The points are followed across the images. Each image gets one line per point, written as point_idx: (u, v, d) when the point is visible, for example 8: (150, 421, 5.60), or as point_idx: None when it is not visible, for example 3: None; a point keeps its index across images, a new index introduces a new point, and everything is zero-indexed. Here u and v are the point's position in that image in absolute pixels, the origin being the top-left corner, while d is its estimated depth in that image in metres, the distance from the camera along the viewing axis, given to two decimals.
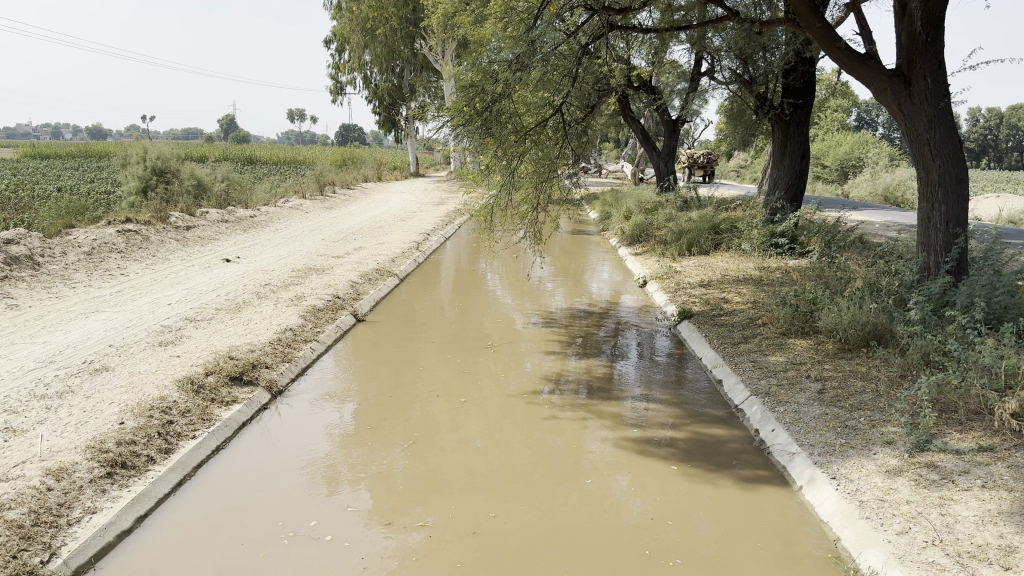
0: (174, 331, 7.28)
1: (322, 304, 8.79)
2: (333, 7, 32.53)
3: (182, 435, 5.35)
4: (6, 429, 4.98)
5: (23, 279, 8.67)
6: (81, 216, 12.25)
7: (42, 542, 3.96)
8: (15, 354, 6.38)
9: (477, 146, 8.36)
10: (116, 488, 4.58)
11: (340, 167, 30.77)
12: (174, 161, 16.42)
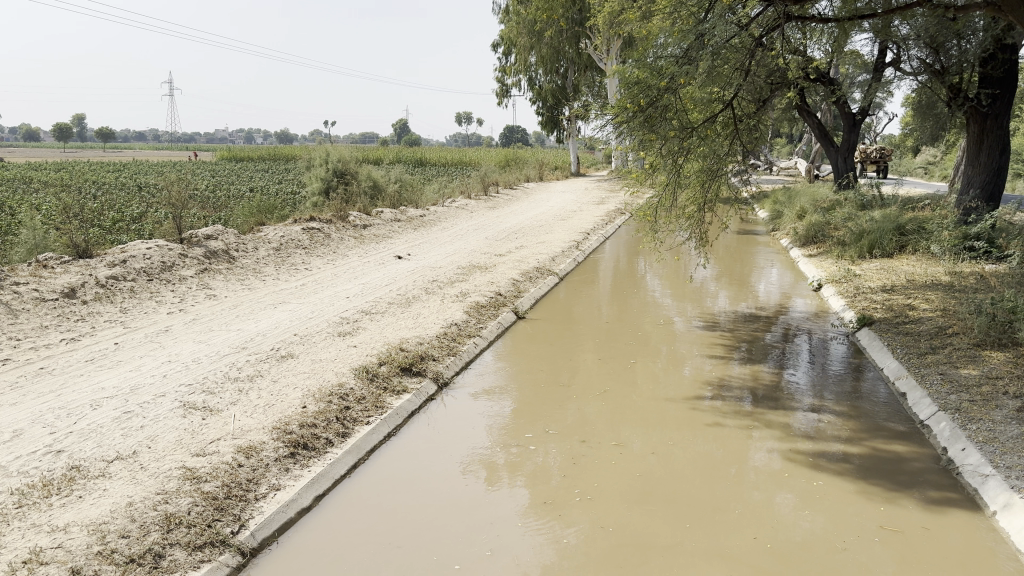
0: (350, 323, 7.71)
1: (486, 301, 9.00)
2: (501, 12, 33.34)
3: (357, 421, 5.64)
4: (204, 408, 5.46)
5: (221, 271, 9.50)
6: (271, 215, 13.29)
7: (233, 514, 4.31)
8: (213, 339, 6.99)
9: (640, 144, 8.23)
10: (298, 468, 4.91)
11: (503, 168, 31.49)
12: (353, 164, 17.45)
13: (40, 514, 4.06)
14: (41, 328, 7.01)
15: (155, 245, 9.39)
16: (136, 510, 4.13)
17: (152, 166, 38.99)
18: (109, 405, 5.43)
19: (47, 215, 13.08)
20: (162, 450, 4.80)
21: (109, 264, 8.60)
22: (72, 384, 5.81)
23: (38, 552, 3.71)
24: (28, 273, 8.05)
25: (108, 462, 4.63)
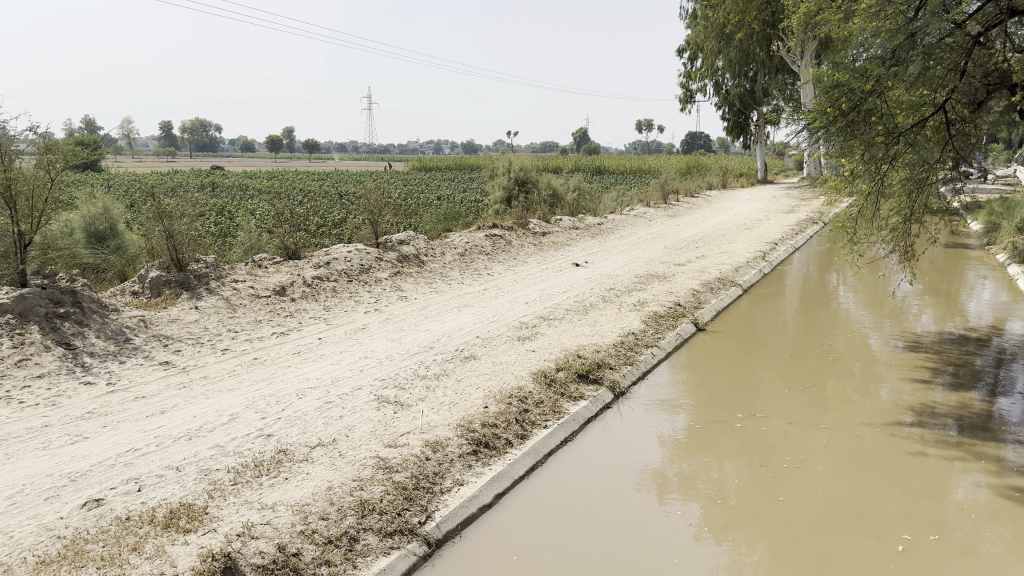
0: (530, 328, 7.88)
1: (665, 311, 8.89)
2: (687, 17, 32.82)
3: (536, 424, 5.76)
4: (395, 402, 5.78)
5: (411, 275, 10.04)
6: (457, 221, 13.90)
7: (421, 505, 4.53)
8: (404, 338, 7.40)
9: (841, 150, 7.96)
10: (480, 465, 5.08)
11: (685, 176, 30.93)
12: (534, 172, 17.89)
13: (252, 492, 4.46)
14: (256, 322, 7.73)
15: (355, 248, 10.09)
16: (334, 494, 4.45)
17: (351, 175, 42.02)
18: (312, 395, 5.89)
19: (262, 220, 14.44)
20: (358, 440, 5.14)
21: (314, 266, 9.35)
22: (280, 374, 6.36)
23: (249, 526, 4.08)
24: (245, 272, 8.92)
25: (311, 448, 5.01)
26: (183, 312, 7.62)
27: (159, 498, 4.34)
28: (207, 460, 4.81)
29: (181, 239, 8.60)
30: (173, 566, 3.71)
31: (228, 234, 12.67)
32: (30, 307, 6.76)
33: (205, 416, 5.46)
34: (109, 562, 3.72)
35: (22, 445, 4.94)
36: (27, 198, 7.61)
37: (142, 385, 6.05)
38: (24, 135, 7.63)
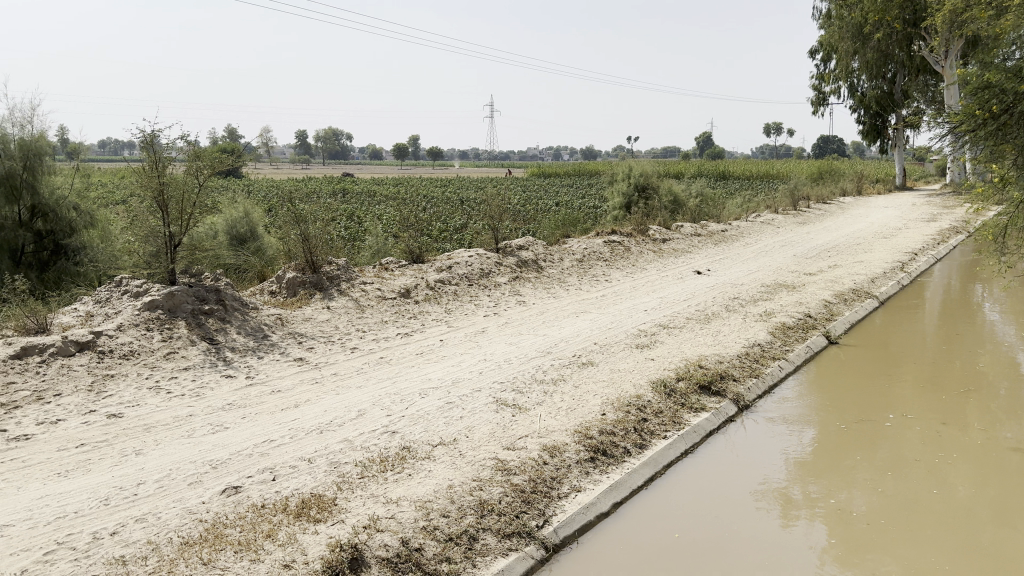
0: (649, 336, 7.79)
1: (793, 322, 8.59)
2: (820, 18, 31.63)
3: (655, 434, 5.69)
4: (514, 405, 5.86)
5: (530, 280, 10.14)
6: (575, 227, 13.98)
7: (538, 509, 4.57)
8: (523, 342, 7.48)
9: (991, 155, 7.56)
10: (598, 473, 5.07)
11: (815, 182, 29.72)
12: (655, 178, 17.70)
13: (377, 486, 4.62)
14: (382, 322, 8.01)
15: (476, 253, 10.30)
16: (454, 493, 4.54)
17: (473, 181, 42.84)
18: (434, 395, 6.05)
19: (389, 225, 14.98)
20: (478, 441, 5.24)
21: (437, 269, 9.62)
22: (404, 373, 6.57)
23: (375, 519, 4.23)
24: (373, 274, 9.27)
25: (433, 446, 5.15)
26: (315, 311, 8.00)
27: (292, 488, 4.57)
28: (336, 453, 5.03)
29: (315, 242, 9.05)
30: (303, 553, 3.90)
31: (356, 238, 13.21)
32: (179, 304, 7.29)
33: (334, 411, 5.71)
34: (245, 546, 3.94)
35: (170, 432, 5.33)
36: (177, 201, 8.20)
37: (277, 380, 6.39)
38: (176, 143, 8.24)
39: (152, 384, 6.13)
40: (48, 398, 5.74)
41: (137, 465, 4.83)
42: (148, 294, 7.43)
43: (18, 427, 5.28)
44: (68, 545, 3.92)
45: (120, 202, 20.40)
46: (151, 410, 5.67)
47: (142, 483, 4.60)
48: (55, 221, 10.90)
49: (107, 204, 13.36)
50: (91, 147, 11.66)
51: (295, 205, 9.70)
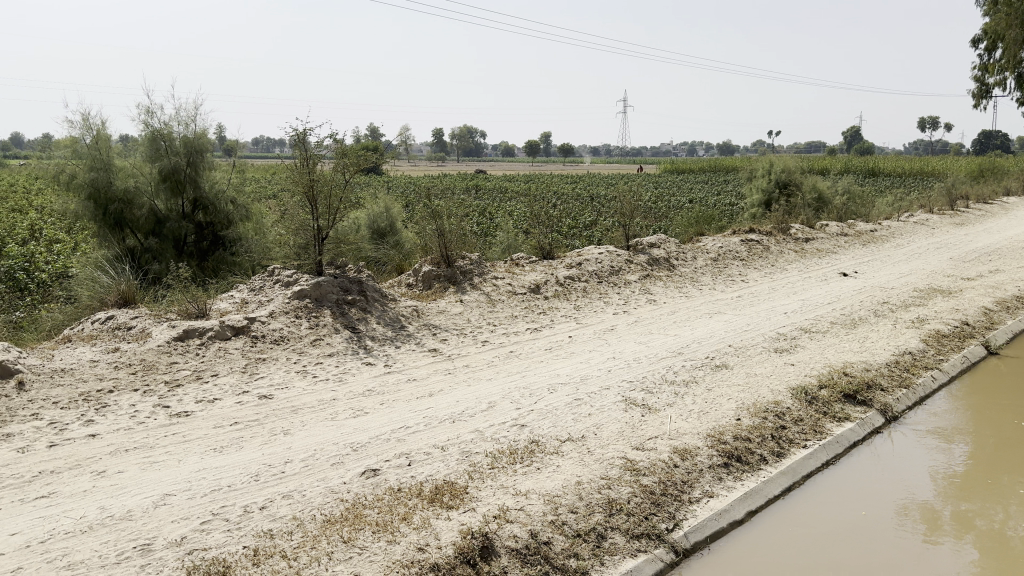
0: (789, 339, 7.50)
1: (948, 331, 8.02)
2: (985, 4, 29.36)
3: (794, 442, 5.46)
4: (644, 405, 5.78)
5: (663, 278, 9.99)
6: (710, 225, 13.73)
7: (669, 512, 4.49)
8: (653, 342, 7.38)
9: None
10: (732, 479, 4.92)
11: (976, 180, 27.63)
12: (798, 174, 17.12)
13: (507, 477, 4.68)
14: (512, 317, 8.11)
15: (606, 250, 10.26)
16: (583, 489, 4.53)
17: (604, 177, 42.57)
18: (563, 391, 6.06)
19: (521, 220, 15.18)
20: (607, 439, 5.20)
21: (567, 265, 9.65)
22: (534, 368, 6.62)
23: (505, 510, 4.28)
24: (504, 270, 9.42)
25: (562, 442, 5.16)
26: (449, 304, 8.20)
27: (425, 474, 4.70)
28: (468, 443, 5.13)
29: (449, 237, 9.29)
30: (436, 538, 4.00)
31: (489, 234, 13.44)
32: (324, 294, 7.68)
33: (467, 402, 5.83)
34: (382, 528, 4.09)
35: (315, 414, 5.61)
36: (325, 197, 8.62)
37: (413, 369, 6.59)
38: (325, 143, 8.59)
39: (299, 368, 6.48)
40: (207, 377, 6.19)
41: (283, 444, 5.11)
42: (296, 284, 7.87)
43: (180, 404, 5.71)
44: (223, 516, 4.20)
45: (273, 197, 21.67)
46: (297, 392, 6.00)
47: (288, 461, 4.86)
48: (214, 214, 11.72)
49: (260, 197, 14.23)
50: (245, 144, 12.42)
51: (431, 201, 10.06)
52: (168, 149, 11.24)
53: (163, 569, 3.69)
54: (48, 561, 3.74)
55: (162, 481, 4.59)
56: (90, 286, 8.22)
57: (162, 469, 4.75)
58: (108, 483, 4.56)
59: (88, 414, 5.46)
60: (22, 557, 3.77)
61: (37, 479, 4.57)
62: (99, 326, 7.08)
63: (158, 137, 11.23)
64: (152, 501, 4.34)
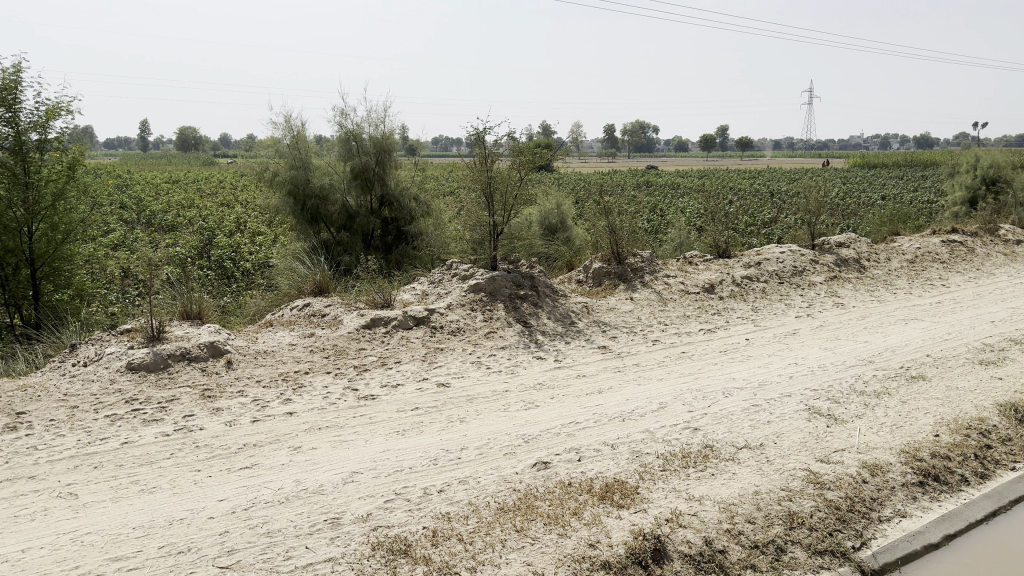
0: (996, 351, 6.85)
1: None
2: None
3: (1001, 464, 4.98)
4: (829, 415, 5.48)
5: (851, 280, 9.47)
6: (906, 224, 12.85)
7: (855, 530, 4.23)
8: (839, 348, 6.98)
9: None
10: (927, 499, 4.56)
11: None
12: (1009, 169, 15.62)
13: (680, 480, 4.58)
14: (684, 317, 7.96)
15: (789, 250, 9.93)
16: (762, 499, 4.36)
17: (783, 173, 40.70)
18: (739, 395, 5.87)
19: (695, 218, 14.90)
20: (788, 449, 4.98)
21: (745, 265, 9.40)
22: (708, 370, 6.46)
23: (678, 513, 4.20)
24: (677, 268, 9.33)
25: (739, 448, 4.99)
26: (620, 301, 8.19)
27: (596, 470, 4.70)
28: (639, 443, 5.08)
29: (622, 233, 9.28)
30: (607, 536, 4.00)
31: (662, 232, 13.28)
32: (498, 288, 7.90)
33: (638, 402, 5.78)
34: (554, 521, 4.14)
35: (489, 404, 5.77)
36: (502, 194, 8.85)
37: (583, 365, 6.62)
38: (502, 140, 8.82)
39: (474, 359, 6.69)
40: (390, 364, 6.53)
41: (461, 432, 5.29)
42: (473, 278, 8.14)
43: (366, 388, 6.06)
44: (404, 497, 4.42)
45: (452, 195, 22.50)
46: (472, 382, 6.20)
47: (464, 448, 5.03)
48: (399, 210, 12.31)
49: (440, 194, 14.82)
50: (428, 143, 12.92)
51: (604, 196, 10.19)
52: (359, 148, 11.93)
53: (351, 542, 3.93)
54: (250, 527, 4.09)
55: (350, 460, 4.89)
56: (290, 276, 8.92)
57: (350, 448, 5.07)
58: (303, 458, 4.92)
59: (286, 394, 5.92)
60: (229, 521, 4.14)
61: (242, 451, 5.02)
62: (296, 313, 7.67)
63: (350, 137, 11.94)
64: (341, 478, 4.64)
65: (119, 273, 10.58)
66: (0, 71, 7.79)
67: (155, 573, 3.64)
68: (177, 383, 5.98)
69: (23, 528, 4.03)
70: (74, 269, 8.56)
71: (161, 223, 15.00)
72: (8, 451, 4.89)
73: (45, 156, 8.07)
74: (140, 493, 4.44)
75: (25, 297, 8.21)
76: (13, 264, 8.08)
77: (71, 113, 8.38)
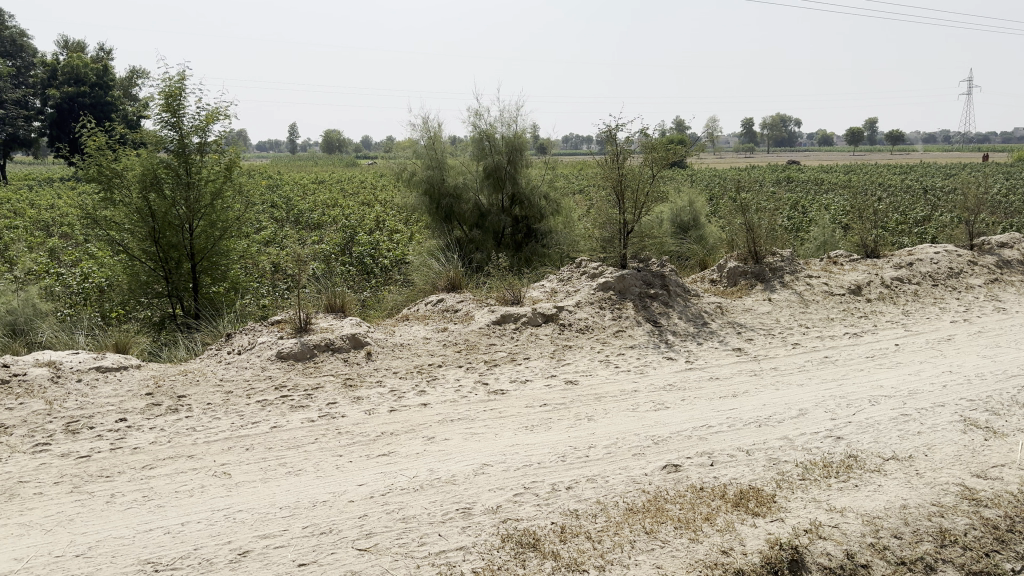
0: None
1: None
2: None
3: None
4: (987, 428, 5.10)
5: (1015, 283, 8.78)
6: None
7: (1015, 551, 3.95)
8: (1000, 356, 6.48)
9: None
10: None
11: None
12: None
13: (820, 491, 4.40)
14: (827, 319, 7.61)
15: (944, 250, 9.37)
16: (909, 514, 4.12)
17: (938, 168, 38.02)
18: (886, 404, 5.56)
19: (839, 215, 14.24)
20: (940, 462, 4.67)
21: (896, 265, 8.98)
22: (852, 376, 6.16)
23: (817, 524, 4.03)
24: (820, 268, 9.09)
25: (884, 460, 4.73)
26: (757, 302, 7.98)
27: (730, 476, 4.58)
28: (776, 450, 4.92)
29: (760, 232, 9.06)
30: (741, 544, 3.90)
31: (802, 230, 12.82)
32: (628, 287, 7.87)
33: (775, 407, 5.59)
34: (685, 525, 4.07)
35: (618, 403, 5.74)
36: (633, 191, 8.79)
37: (717, 367, 6.48)
38: (635, 136, 8.74)
39: (603, 357, 6.67)
40: (520, 359, 6.62)
41: (589, 430, 5.30)
42: (602, 276, 8.14)
43: (497, 382, 6.18)
44: (533, 491, 4.47)
45: (582, 194, 22.52)
46: (601, 380, 6.19)
47: (592, 447, 5.03)
48: (529, 208, 12.44)
49: (571, 191, 14.88)
50: (558, 141, 12.93)
51: (742, 190, 10.09)
52: (492, 148, 12.14)
53: (481, 533, 4.02)
54: (387, 512, 4.26)
55: (481, 452, 5.00)
56: (425, 272, 9.21)
57: (481, 441, 5.18)
58: (436, 448, 5.08)
59: (420, 385, 6.13)
60: (367, 506, 4.33)
61: (379, 438, 5.23)
62: (431, 308, 7.92)
63: (483, 137, 12.17)
64: (473, 469, 4.75)
65: (269, 269, 11.27)
66: (168, 78, 8.37)
67: (300, 551, 3.86)
68: (321, 371, 6.31)
69: (184, 502, 4.37)
70: (230, 263, 9.16)
71: (307, 221, 15.87)
72: (171, 431, 5.32)
73: (205, 157, 8.69)
74: (286, 475, 4.72)
75: (186, 290, 8.90)
76: (176, 259, 8.77)
77: (227, 117, 8.98)
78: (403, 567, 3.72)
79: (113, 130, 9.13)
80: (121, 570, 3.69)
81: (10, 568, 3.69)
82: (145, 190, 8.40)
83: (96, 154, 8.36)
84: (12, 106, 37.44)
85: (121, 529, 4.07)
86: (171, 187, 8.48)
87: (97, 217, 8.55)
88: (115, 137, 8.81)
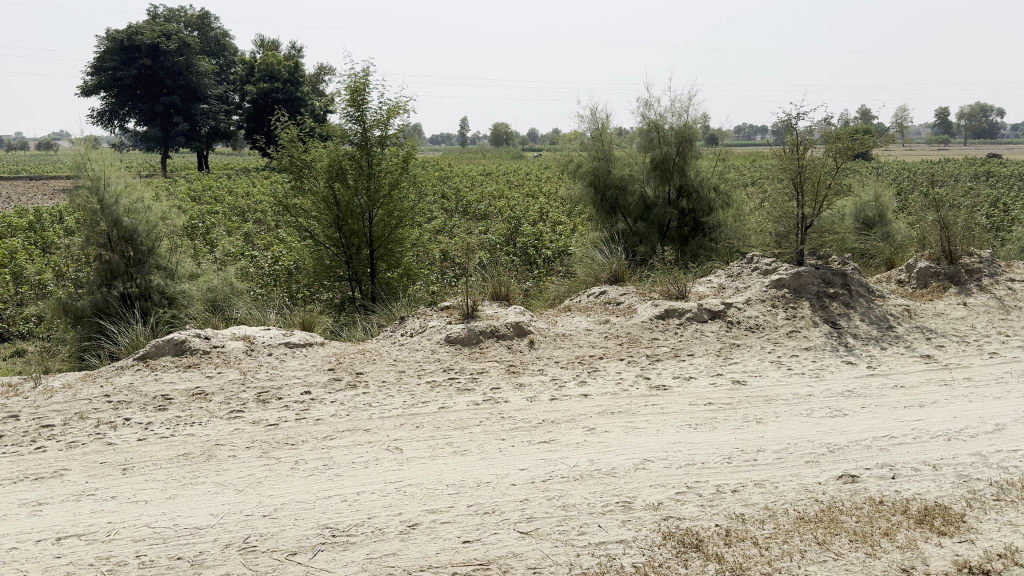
0: None
1: None
2: None
3: None
4: None
5: None
6: None
7: None
8: None
9: None
10: None
11: None
12: None
13: (1017, 514, 4.01)
14: None
15: None
16: None
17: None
18: None
19: None
20: None
21: None
22: None
23: (1014, 550, 3.69)
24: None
25: None
26: (949, 306, 7.41)
27: (913, 491, 4.28)
28: (968, 467, 4.53)
29: (955, 230, 8.39)
30: (924, 564, 3.64)
31: (1005, 230, 11.73)
32: (804, 284, 7.57)
33: (968, 420, 5.15)
34: (862, 538, 3.85)
35: (791, 407, 5.50)
36: (812, 184, 8.38)
37: (901, 375, 6.05)
38: (817, 126, 8.34)
39: (773, 358, 6.42)
40: (684, 356, 6.49)
41: (757, 432, 5.12)
42: (776, 273, 7.85)
43: (659, 377, 6.10)
44: (697, 491, 4.37)
45: (755, 185, 21.70)
46: (770, 382, 5.96)
47: (761, 450, 4.86)
48: (697, 201, 12.08)
49: (743, 184, 14.39)
50: (731, 132, 12.49)
51: (937, 185, 9.37)
52: (660, 139, 11.90)
53: (642, 528, 3.99)
54: (548, 498, 4.31)
55: (643, 447, 4.95)
56: (588, 264, 9.24)
57: (643, 435, 5.13)
58: (597, 439, 5.08)
59: (582, 375, 6.16)
60: (530, 490, 4.41)
61: (541, 426, 5.30)
62: (593, 300, 7.94)
63: (652, 128, 11.97)
64: (633, 463, 4.71)
65: (440, 257, 11.70)
66: (355, 74, 8.85)
67: (465, 529, 3.99)
68: (487, 356, 6.49)
69: (359, 473, 4.64)
70: (403, 251, 9.55)
71: (475, 211, 16.32)
72: (349, 405, 5.66)
73: (385, 149, 9.09)
74: (452, 454, 4.89)
75: (365, 274, 9.44)
76: (357, 245, 9.31)
77: (407, 111, 9.37)
78: (563, 554, 3.76)
79: (303, 123, 9.75)
80: (302, 533, 3.96)
81: (208, 522, 4.07)
82: (331, 180, 8.97)
83: (288, 146, 9.05)
84: (213, 101, 40.97)
85: (303, 494, 4.39)
86: (354, 177, 8.97)
87: (289, 205, 9.30)
88: (305, 130, 9.44)
